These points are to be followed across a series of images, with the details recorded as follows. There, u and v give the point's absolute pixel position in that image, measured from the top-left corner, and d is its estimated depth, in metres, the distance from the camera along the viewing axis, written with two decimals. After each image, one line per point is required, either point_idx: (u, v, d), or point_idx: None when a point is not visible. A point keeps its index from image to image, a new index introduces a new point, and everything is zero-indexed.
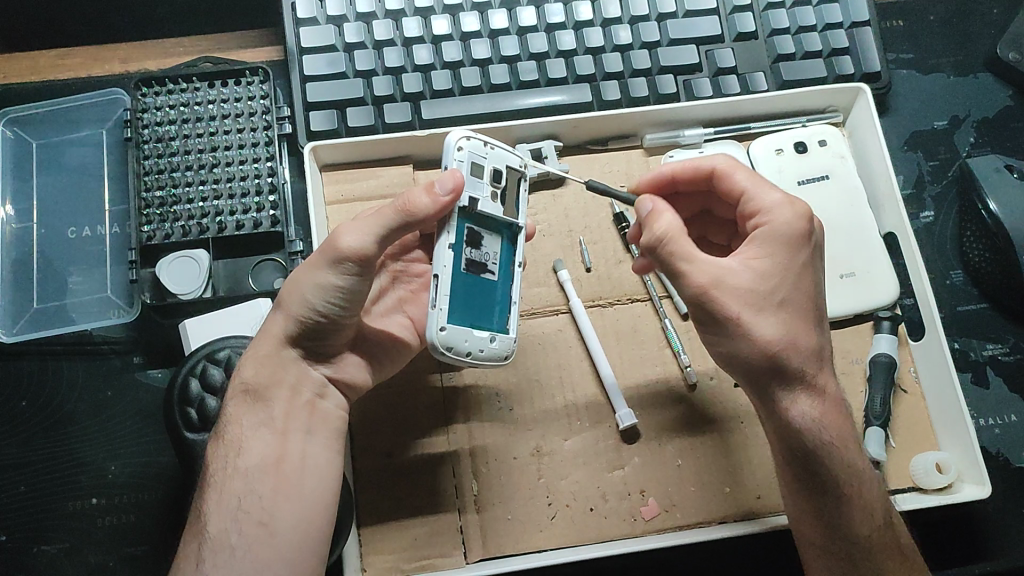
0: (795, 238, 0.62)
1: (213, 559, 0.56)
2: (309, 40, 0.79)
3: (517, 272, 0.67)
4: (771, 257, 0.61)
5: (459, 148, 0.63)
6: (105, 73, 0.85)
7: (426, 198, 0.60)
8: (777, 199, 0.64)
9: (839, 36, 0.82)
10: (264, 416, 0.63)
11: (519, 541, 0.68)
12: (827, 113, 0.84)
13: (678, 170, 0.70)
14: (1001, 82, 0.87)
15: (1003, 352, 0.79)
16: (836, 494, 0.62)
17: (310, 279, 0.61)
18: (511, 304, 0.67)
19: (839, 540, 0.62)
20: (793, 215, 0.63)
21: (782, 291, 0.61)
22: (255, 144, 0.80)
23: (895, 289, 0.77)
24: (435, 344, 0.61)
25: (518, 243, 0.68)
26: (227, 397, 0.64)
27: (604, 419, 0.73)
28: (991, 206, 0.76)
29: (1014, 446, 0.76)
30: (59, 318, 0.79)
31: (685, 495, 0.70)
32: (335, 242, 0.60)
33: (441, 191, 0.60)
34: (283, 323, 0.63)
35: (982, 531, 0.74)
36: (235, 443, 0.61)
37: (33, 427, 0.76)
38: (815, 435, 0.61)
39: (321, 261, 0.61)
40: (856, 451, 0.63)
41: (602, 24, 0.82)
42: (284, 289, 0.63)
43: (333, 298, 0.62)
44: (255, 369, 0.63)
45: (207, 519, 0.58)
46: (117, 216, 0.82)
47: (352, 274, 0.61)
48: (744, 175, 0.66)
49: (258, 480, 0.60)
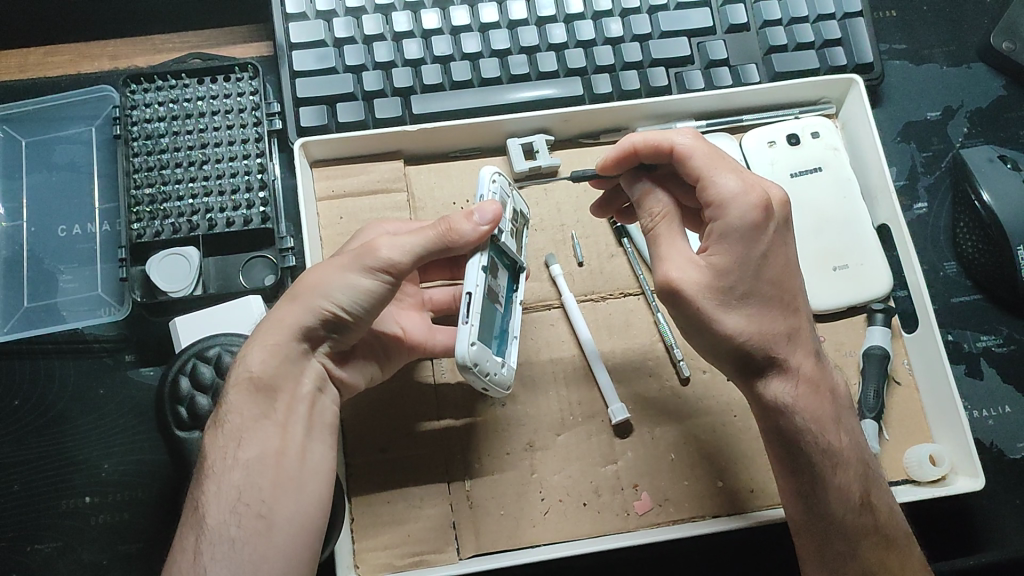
0: (753, 231, 0.59)
1: (211, 551, 0.55)
2: (299, 35, 0.78)
3: (518, 308, 0.68)
4: (726, 250, 0.60)
5: (492, 180, 0.65)
6: (95, 70, 0.85)
7: (467, 223, 0.60)
8: (734, 188, 0.60)
9: (831, 28, 0.81)
10: (265, 409, 0.61)
11: (512, 536, 0.68)
12: (820, 105, 0.83)
13: (642, 142, 0.65)
14: (995, 72, 0.87)
15: (997, 343, 0.79)
16: (813, 475, 0.62)
17: (340, 276, 0.62)
18: (511, 338, 0.67)
19: (819, 527, 0.62)
20: (748, 208, 0.59)
21: (739, 280, 0.60)
22: (245, 140, 0.80)
23: (889, 281, 0.76)
24: (463, 360, 0.58)
25: (520, 282, 0.69)
26: (231, 384, 0.62)
27: (598, 413, 0.73)
28: (985, 197, 0.76)
29: (1008, 437, 0.76)
30: (50, 317, 0.79)
31: (678, 488, 0.70)
32: (372, 249, 0.62)
33: (482, 221, 0.61)
34: (299, 315, 0.62)
35: (977, 523, 0.73)
36: (235, 434, 0.60)
37: (25, 426, 0.76)
38: (799, 412, 0.62)
39: (351, 264, 0.62)
40: (836, 430, 0.63)
41: (593, 17, 0.81)
42: (306, 281, 0.63)
43: (359, 299, 0.62)
44: (264, 358, 0.62)
45: (206, 510, 0.57)
46: (108, 214, 0.82)
47: (384, 281, 0.63)
48: (702, 159, 0.62)
49: (258, 472, 0.59)
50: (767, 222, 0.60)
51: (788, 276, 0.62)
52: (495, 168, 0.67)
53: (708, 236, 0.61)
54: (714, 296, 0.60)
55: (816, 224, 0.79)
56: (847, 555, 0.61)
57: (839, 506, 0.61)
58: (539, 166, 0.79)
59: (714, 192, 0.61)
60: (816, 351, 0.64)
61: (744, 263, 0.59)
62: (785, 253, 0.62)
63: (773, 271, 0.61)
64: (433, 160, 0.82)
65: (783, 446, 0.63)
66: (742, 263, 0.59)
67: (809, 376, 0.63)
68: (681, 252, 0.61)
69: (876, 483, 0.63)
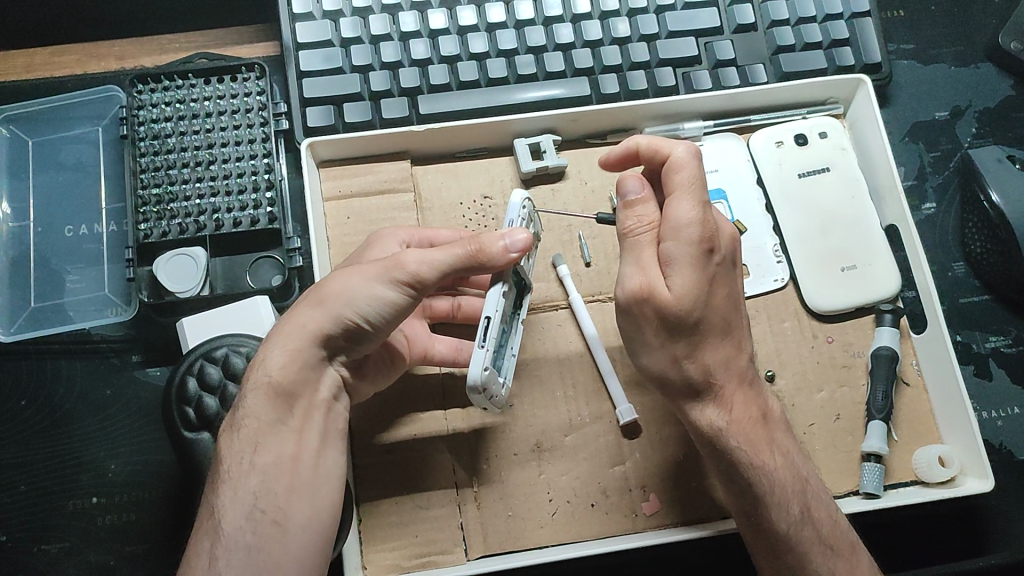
0: (695, 259, 0.60)
1: (227, 557, 0.55)
2: (305, 35, 0.78)
3: (518, 325, 0.68)
4: (684, 274, 0.60)
5: (523, 207, 0.65)
6: (101, 70, 0.84)
7: (499, 247, 0.60)
8: (691, 216, 0.61)
9: (840, 27, 0.81)
10: (282, 415, 0.60)
11: (520, 537, 0.68)
12: (828, 104, 0.83)
13: (646, 143, 0.66)
14: (1003, 72, 0.87)
15: (1006, 344, 0.78)
16: (755, 495, 0.62)
17: (366, 287, 0.61)
18: (509, 354, 0.67)
19: (767, 544, 0.62)
20: (695, 237, 0.60)
21: (688, 307, 0.60)
22: (252, 140, 0.80)
23: (898, 282, 0.76)
24: (474, 383, 0.58)
25: (523, 300, 0.70)
26: (249, 388, 0.60)
27: (606, 414, 0.72)
28: (993, 197, 0.75)
29: (1017, 438, 0.75)
30: (57, 317, 0.79)
31: (687, 490, 0.70)
32: (401, 262, 0.62)
33: (513, 247, 0.60)
34: (323, 323, 0.61)
35: (985, 524, 0.73)
36: (252, 439, 0.59)
37: (32, 426, 0.75)
38: (732, 436, 0.63)
39: (379, 275, 0.62)
40: (770, 450, 0.64)
41: (600, 17, 0.81)
42: (331, 287, 0.62)
43: (384, 310, 0.62)
44: (284, 364, 0.60)
45: (221, 516, 0.56)
46: (115, 214, 0.82)
47: (408, 294, 0.63)
48: (683, 178, 0.63)
49: (274, 478, 0.58)
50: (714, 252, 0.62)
51: (729, 308, 0.65)
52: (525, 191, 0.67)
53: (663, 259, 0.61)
54: (663, 316, 0.61)
55: (824, 225, 0.79)
56: (792, 559, 0.61)
57: (785, 514, 0.62)
58: (546, 167, 0.79)
59: (672, 217, 0.61)
60: (749, 375, 0.66)
61: (699, 291, 0.61)
62: (727, 285, 0.64)
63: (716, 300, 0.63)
64: (440, 160, 0.82)
65: (717, 456, 0.64)
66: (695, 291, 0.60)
67: (739, 403, 0.65)
68: (653, 266, 0.62)
69: (815, 498, 0.64)
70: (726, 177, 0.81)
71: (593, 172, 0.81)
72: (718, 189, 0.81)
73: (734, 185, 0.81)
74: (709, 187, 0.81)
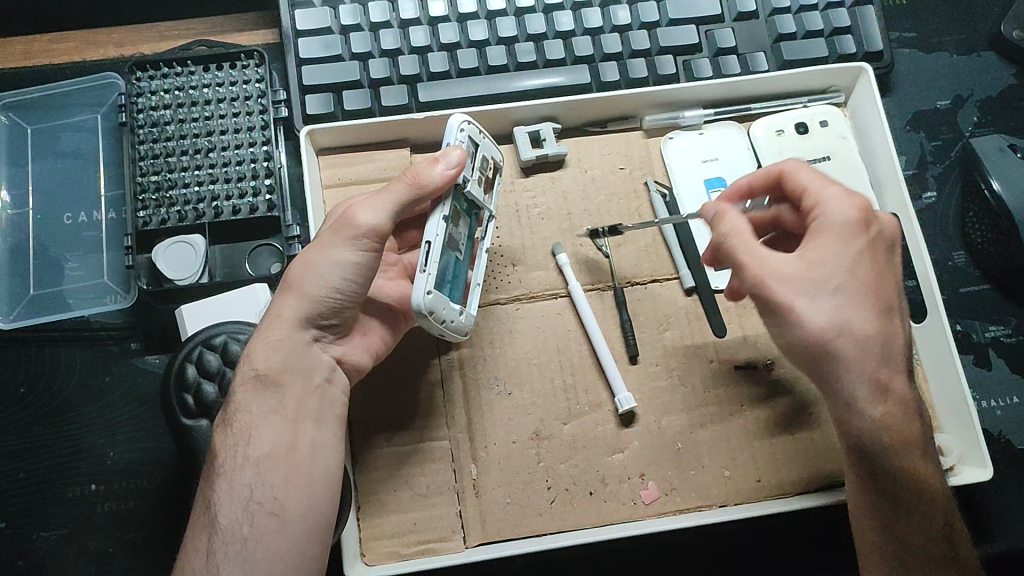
0: (848, 229, 0.62)
1: (225, 551, 0.56)
2: (305, 23, 0.78)
3: (482, 254, 0.69)
4: (822, 249, 0.61)
5: (460, 129, 0.65)
6: (100, 57, 0.84)
7: (433, 170, 0.61)
8: (839, 200, 0.63)
9: (841, 16, 0.81)
10: (275, 404, 0.62)
11: (519, 525, 0.68)
12: (829, 93, 0.83)
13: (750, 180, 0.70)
14: (1005, 61, 0.86)
15: (1006, 334, 0.78)
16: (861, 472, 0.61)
17: (327, 261, 0.63)
18: (474, 286, 0.67)
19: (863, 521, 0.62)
20: (847, 211, 0.62)
21: (834, 273, 0.60)
22: (251, 128, 0.80)
23: (897, 270, 0.76)
24: (419, 309, 0.59)
25: (484, 225, 0.70)
26: (238, 381, 0.63)
27: (604, 402, 0.72)
28: (995, 185, 0.75)
29: (1015, 427, 0.75)
30: (57, 305, 0.79)
31: (686, 477, 0.70)
32: (351, 223, 0.63)
33: (449, 166, 0.62)
34: (296, 306, 0.64)
35: (983, 514, 0.73)
36: (245, 432, 0.61)
37: (32, 413, 0.76)
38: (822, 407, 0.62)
39: (333, 242, 0.63)
40: None
41: (601, 5, 0.81)
42: (294, 271, 0.64)
43: (351, 275, 0.64)
44: (269, 356, 0.63)
45: (218, 509, 0.58)
46: (114, 202, 0.82)
47: (369, 251, 0.64)
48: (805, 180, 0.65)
49: (269, 469, 0.59)
50: (894, 248, 0.63)
51: (882, 282, 0.61)
52: (465, 115, 0.66)
53: (824, 277, 0.60)
54: (798, 292, 0.60)
55: None
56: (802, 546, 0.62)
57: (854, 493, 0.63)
58: (546, 154, 0.79)
59: (826, 215, 0.63)
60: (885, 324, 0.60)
61: (844, 265, 0.60)
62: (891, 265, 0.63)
63: (886, 285, 0.61)
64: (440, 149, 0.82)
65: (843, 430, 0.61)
66: (834, 266, 0.60)
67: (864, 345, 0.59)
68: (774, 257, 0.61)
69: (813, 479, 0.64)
70: (725, 166, 0.81)
71: (593, 160, 0.81)
72: (717, 178, 0.80)
73: (733, 174, 0.81)
74: (710, 176, 0.81)
